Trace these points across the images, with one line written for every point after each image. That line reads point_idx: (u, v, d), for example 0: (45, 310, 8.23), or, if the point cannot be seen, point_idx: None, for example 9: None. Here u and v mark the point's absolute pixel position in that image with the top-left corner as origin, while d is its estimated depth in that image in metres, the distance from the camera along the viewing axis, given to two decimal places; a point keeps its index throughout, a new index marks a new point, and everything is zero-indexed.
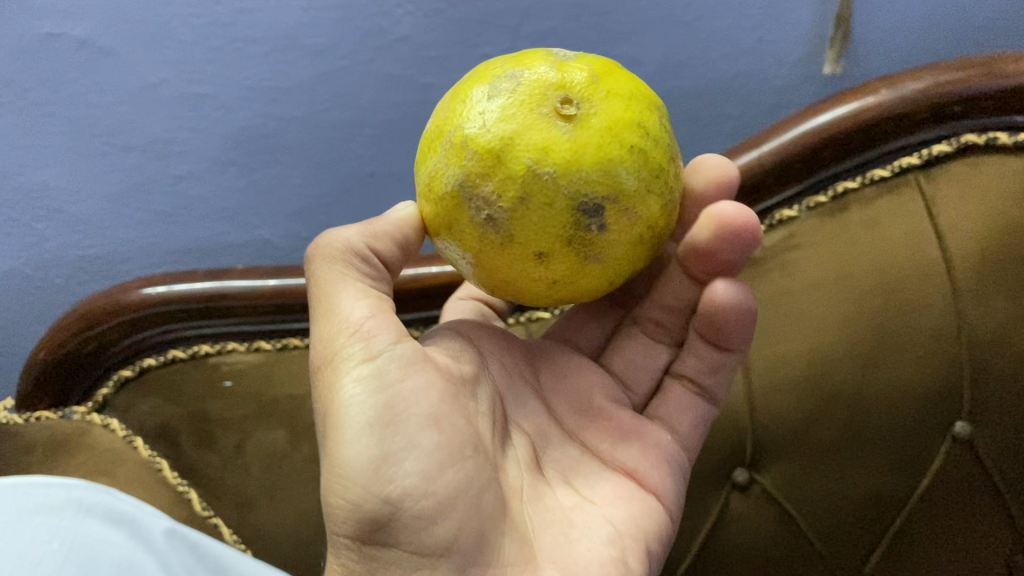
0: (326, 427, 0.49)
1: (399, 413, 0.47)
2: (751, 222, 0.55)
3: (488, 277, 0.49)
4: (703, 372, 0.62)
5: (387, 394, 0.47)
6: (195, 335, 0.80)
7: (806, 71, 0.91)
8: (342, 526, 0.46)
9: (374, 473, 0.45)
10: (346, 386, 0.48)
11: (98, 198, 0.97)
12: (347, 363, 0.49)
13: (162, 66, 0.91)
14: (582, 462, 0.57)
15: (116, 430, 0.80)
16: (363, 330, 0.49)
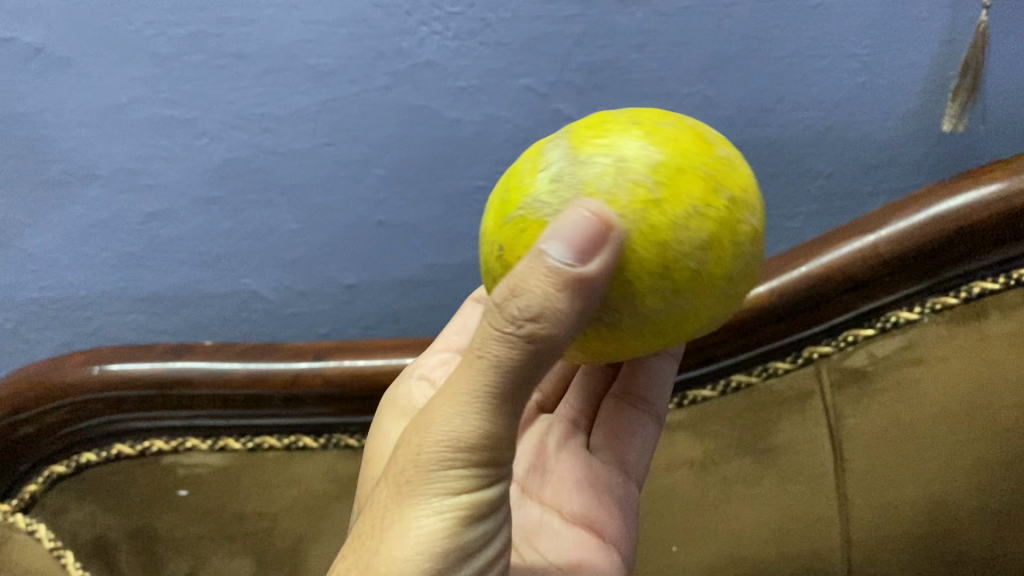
0: (367, 537, 0.35)
1: (465, 550, 0.35)
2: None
3: (707, 293, 0.34)
4: (644, 387, 0.55)
5: (472, 528, 0.35)
6: (148, 428, 0.64)
7: (916, 125, 0.75)
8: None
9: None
10: (451, 517, 0.34)
11: (55, 233, 0.81)
12: (443, 480, 0.34)
13: (133, 84, 0.75)
14: (543, 518, 0.49)
15: (43, 541, 0.64)
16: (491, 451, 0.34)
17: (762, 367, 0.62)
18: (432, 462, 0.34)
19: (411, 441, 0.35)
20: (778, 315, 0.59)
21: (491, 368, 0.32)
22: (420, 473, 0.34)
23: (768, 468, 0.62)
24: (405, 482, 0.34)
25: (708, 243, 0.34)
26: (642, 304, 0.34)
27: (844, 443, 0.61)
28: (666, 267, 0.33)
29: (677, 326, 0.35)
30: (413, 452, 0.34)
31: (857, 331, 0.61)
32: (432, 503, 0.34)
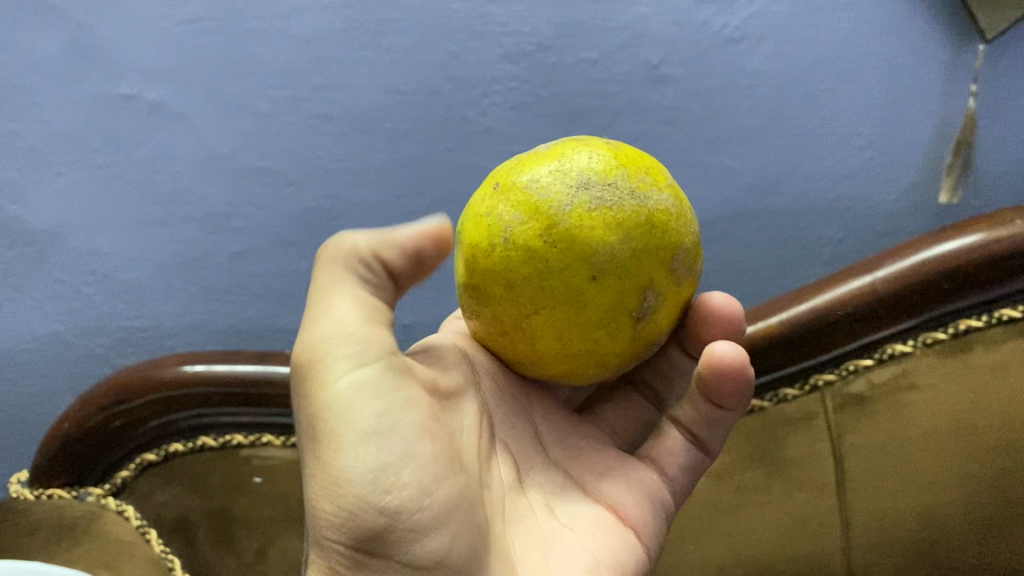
0: (311, 433, 0.40)
1: (392, 421, 0.40)
2: (745, 364, 0.49)
3: (656, 241, 0.42)
4: (701, 430, 0.54)
5: (385, 400, 0.40)
6: (230, 424, 0.74)
7: (916, 198, 0.84)
8: (335, 532, 0.39)
9: (372, 481, 0.39)
10: (364, 383, 0.40)
11: (151, 267, 0.91)
12: (343, 362, 0.40)
13: (235, 137, 0.87)
14: (564, 485, 0.51)
15: (130, 519, 0.72)
16: (377, 333, 0.41)
17: (773, 393, 0.71)
18: (342, 342, 0.40)
19: (328, 327, 0.41)
20: (787, 343, 0.69)
21: (367, 298, 0.42)
22: (335, 350, 0.40)
23: (777, 477, 0.70)
24: (331, 357, 0.40)
25: (651, 175, 0.44)
26: (611, 200, 0.42)
27: (846, 457, 0.69)
28: (642, 188, 0.43)
29: (645, 240, 0.42)
30: (331, 336, 0.40)
31: (858, 362, 0.69)
32: (352, 372, 0.40)
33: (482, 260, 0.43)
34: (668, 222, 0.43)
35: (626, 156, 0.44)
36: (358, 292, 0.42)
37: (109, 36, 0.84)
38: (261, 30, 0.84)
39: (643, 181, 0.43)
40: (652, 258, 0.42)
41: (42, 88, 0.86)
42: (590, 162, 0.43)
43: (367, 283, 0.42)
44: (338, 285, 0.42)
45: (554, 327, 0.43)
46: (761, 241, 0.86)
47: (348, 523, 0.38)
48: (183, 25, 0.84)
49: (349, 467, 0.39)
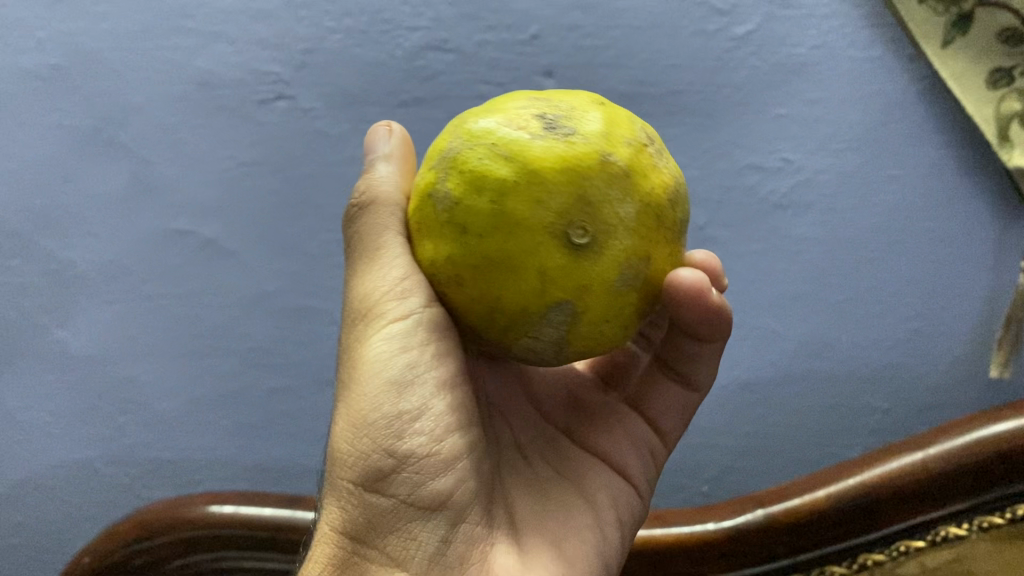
0: (349, 379, 0.47)
1: (415, 373, 0.46)
2: (702, 288, 0.46)
3: (520, 295, 0.43)
4: (684, 367, 0.58)
5: (412, 352, 0.46)
6: (253, 569, 0.72)
7: (966, 371, 0.82)
8: (345, 470, 0.45)
9: (388, 426, 0.45)
10: (396, 329, 0.46)
11: (185, 400, 0.91)
12: (381, 317, 0.47)
13: (282, 276, 0.88)
14: (544, 451, 0.57)
15: None
16: (414, 284, 0.46)
17: (819, 568, 0.68)
18: (370, 289, 0.47)
19: (362, 276, 0.48)
20: (836, 518, 0.67)
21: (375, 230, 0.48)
22: (369, 298, 0.48)
23: None
24: (365, 301, 0.48)
25: (604, 230, 0.42)
26: (539, 237, 0.42)
27: None
28: (561, 235, 0.42)
29: (545, 277, 0.42)
30: (366, 283, 0.48)
31: (909, 542, 0.66)
32: (377, 317, 0.47)
33: (433, 183, 0.45)
34: (553, 286, 0.42)
35: (601, 202, 0.42)
36: (372, 220, 0.49)
37: (171, 174, 0.88)
38: (318, 176, 0.88)
39: (586, 235, 0.42)
40: (510, 306, 0.43)
41: (99, 220, 0.89)
42: (555, 173, 0.42)
43: (369, 215, 0.49)
44: (369, 231, 0.49)
45: (457, 283, 0.44)
46: (809, 405, 0.82)
47: (363, 459, 0.45)
48: (242, 167, 0.88)
49: (373, 407, 0.45)
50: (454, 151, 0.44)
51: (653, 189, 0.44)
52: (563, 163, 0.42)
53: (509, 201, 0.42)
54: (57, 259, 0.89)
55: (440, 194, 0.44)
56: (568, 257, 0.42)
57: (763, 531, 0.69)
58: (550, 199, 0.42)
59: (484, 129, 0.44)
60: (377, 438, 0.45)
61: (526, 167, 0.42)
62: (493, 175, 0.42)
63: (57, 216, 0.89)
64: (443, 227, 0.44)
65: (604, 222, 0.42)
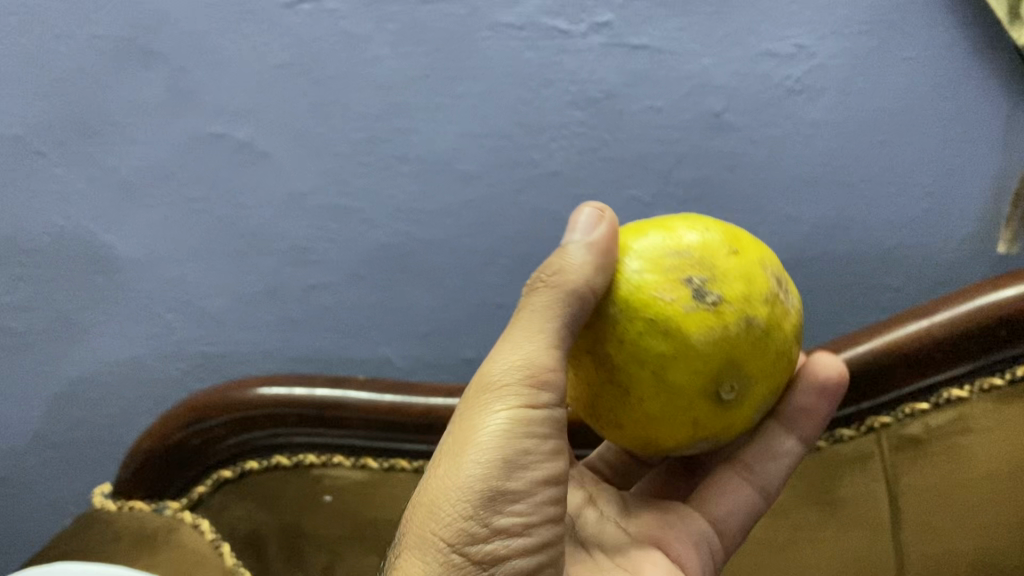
0: (454, 442, 0.47)
1: (526, 461, 0.46)
2: (842, 375, 0.56)
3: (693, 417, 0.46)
4: (756, 460, 0.59)
5: (533, 440, 0.46)
6: (303, 444, 0.77)
7: (974, 248, 0.86)
8: (445, 521, 0.44)
9: (493, 494, 0.45)
10: (527, 414, 0.46)
11: (230, 297, 0.97)
12: (512, 394, 0.47)
13: (316, 176, 0.92)
14: (612, 533, 0.57)
15: (205, 533, 0.75)
16: (551, 380, 0.47)
17: (831, 433, 0.72)
18: (520, 366, 0.47)
19: (515, 353, 0.47)
20: (845, 384, 0.71)
21: (552, 313, 0.47)
22: (514, 368, 0.47)
23: (833, 515, 0.71)
24: (510, 376, 0.47)
25: (744, 377, 0.46)
26: (691, 402, 0.45)
27: (903, 498, 0.69)
28: (708, 395, 0.45)
29: (691, 426, 0.46)
30: (516, 357, 0.47)
31: (914, 405, 0.70)
32: (514, 391, 0.47)
33: (595, 330, 0.47)
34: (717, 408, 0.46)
35: (740, 368, 0.45)
36: (546, 303, 0.47)
37: (202, 79, 0.89)
38: (344, 76, 0.89)
39: (731, 388, 0.45)
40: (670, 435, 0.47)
41: (136, 127, 0.91)
42: (713, 340, 0.44)
43: (546, 294, 0.48)
44: (533, 316, 0.47)
45: (607, 407, 0.47)
46: (817, 287, 0.89)
47: (463, 520, 0.44)
48: (272, 70, 0.89)
49: (481, 477, 0.45)
50: (615, 307, 0.46)
51: (780, 341, 0.47)
52: (719, 329, 0.44)
53: (668, 368, 0.44)
54: (102, 166, 0.93)
55: (611, 320, 0.46)
56: (712, 418, 0.46)
57: None
58: (708, 377, 0.44)
59: (636, 296, 0.46)
60: (481, 506, 0.45)
61: (686, 331, 0.44)
62: (651, 366, 0.44)
63: (95, 124, 0.92)
64: (606, 379, 0.47)
65: (736, 392, 0.46)
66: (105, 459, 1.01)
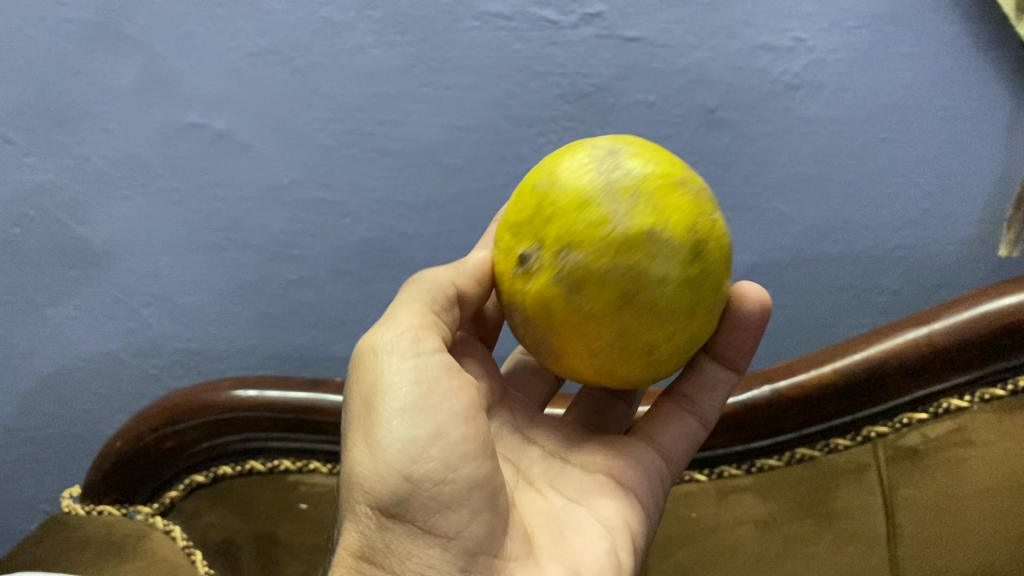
0: (358, 412, 0.47)
1: (429, 403, 0.45)
2: (765, 307, 0.55)
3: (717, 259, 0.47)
4: (693, 389, 0.59)
5: (425, 386, 0.46)
6: (278, 449, 0.75)
7: (974, 250, 0.84)
8: (366, 492, 0.44)
9: (403, 452, 0.44)
10: (415, 365, 0.46)
11: (207, 291, 0.93)
12: (398, 351, 0.47)
13: (296, 168, 0.89)
14: (558, 466, 0.54)
15: (176, 539, 0.72)
16: (431, 337, 0.48)
17: (825, 442, 0.70)
18: (396, 333, 0.47)
19: (392, 325, 0.48)
20: (841, 393, 0.67)
21: (415, 299, 0.49)
22: (393, 336, 0.47)
23: (826, 529, 0.68)
24: (388, 341, 0.47)
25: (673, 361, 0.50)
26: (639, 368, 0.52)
27: (899, 512, 0.67)
28: None
29: None
30: (391, 329, 0.48)
31: (912, 414, 0.68)
32: (399, 350, 0.47)
33: None
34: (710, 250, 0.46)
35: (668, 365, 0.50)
36: (410, 292, 0.50)
37: (178, 65, 0.86)
38: (325, 65, 0.86)
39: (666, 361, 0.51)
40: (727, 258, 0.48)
41: (109, 115, 0.88)
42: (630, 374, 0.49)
43: (413, 286, 0.50)
44: (402, 302, 0.50)
45: None
46: (812, 288, 0.86)
47: (383, 484, 0.44)
48: (250, 58, 0.86)
49: (390, 434, 0.44)
50: None
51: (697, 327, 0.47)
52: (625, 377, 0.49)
53: None
54: (73, 155, 0.89)
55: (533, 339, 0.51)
56: None
57: (766, 410, 0.69)
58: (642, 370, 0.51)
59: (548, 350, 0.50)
60: (395, 465, 0.44)
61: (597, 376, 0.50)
62: None
63: (66, 111, 0.88)
64: None
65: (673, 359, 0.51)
66: (78, 457, 0.98)
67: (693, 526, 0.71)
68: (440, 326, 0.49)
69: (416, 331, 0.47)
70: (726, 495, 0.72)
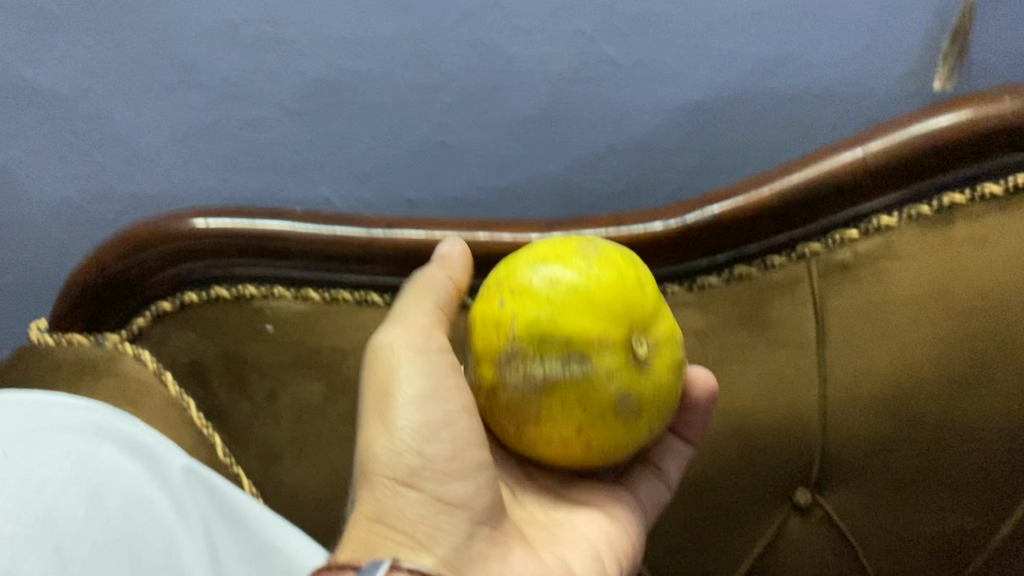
0: (374, 396, 0.55)
1: (439, 390, 0.55)
2: (710, 386, 0.64)
3: (563, 413, 0.50)
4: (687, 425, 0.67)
5: (436, 379, 0.55)
6: (244, 275, 0.75)
7: (913, 82, 0.86)
8: (384, 467, 0.53)
9: (416, 432, 0.54)
10: (426, 358, 0.56)
11: (161, 135, 0.93)
12: (409, 347, 0.56)
13: (245, 4, 0.83)
14: (552, 499, 0.63)
15: (147, 364, 0.75)
16: (435, 337, 0.57)
17: (762, 260, 0.72)
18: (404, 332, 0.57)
19: (402, 326, 0.57)
20: (779, 214, 0.69)
21: (415, 305, 0.59)
22: (405, 333, 0.57)
23: (761, 336, 0.72)
24: (398, 337, 0.57)
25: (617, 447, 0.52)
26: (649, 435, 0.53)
27: (828, 319, 0.71)
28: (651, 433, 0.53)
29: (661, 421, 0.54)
30: (402, 326, 0.58)
31: (845, 232, 0.70)
32: (411, 344, 0.56)
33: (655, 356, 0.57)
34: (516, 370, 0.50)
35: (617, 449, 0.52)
36: (409, 301, 0.60)
37: None
38: None
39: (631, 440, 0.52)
40: (594, 395, 0.49)
41: None
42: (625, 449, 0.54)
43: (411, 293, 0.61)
44: (407, 302, 0.60)
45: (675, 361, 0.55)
46: (756, 122, 0.89)
47: (399, 457, 0.53)
48: None
49: (410, 420, 0.54)
50: None
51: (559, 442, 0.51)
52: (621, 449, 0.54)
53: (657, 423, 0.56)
54: None
55: None
56: (645, 421, 0.51)
57: (700, 234, 0.71)
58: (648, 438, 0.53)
59: None
60: (414, 447, 0.53)
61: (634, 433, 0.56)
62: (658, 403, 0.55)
63: None
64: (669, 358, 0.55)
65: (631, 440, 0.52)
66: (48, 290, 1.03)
67: None
68: (437, 333, 0.58)
69: (417, 330, 0.57)
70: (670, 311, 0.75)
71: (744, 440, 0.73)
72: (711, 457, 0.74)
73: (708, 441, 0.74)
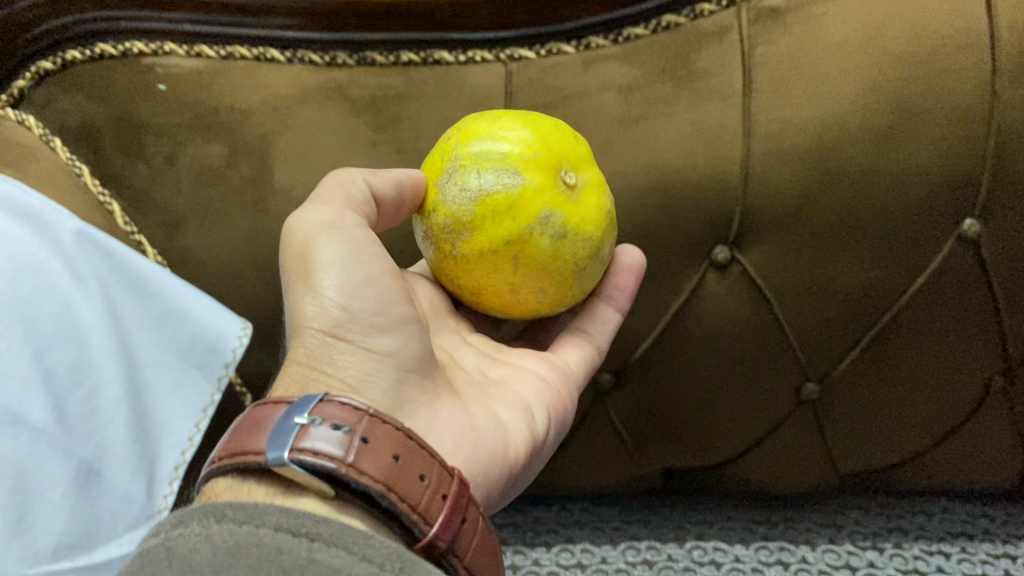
0: (297, 270, 0.51)
1: (359, 266, 0.51)
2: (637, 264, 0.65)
3: (491, 230, 0.52)
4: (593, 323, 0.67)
5: (354, 257, 0.51)
6: (128, 31, 0.68)
7: None
8: (313, 320, 0.50)
9: (340, 307, 0.50)
10: (347, 232, 0.51)
11: None
12: (329, 227, 0.51)
13: None
14: (489, 364, 0.63)
15: (31, 129, 0.68)
16: (355, 216, 0.52)
17: (691, 8, 0.67)
18: (323, 213, 0.52)
19: (321, 209, 0.52)
20: None
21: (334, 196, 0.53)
22: (326, 212, 0.52)
23: (686, 87, 0.67)
24: (318, 216, 0.51)
25: (518, 305, 0.56)
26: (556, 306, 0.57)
27: (757, 68, 0.66)
28: (559, 302, 0.57)
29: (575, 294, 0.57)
30: (320, 209, 0.52)
31: None
32: (332, 220, 0.51)
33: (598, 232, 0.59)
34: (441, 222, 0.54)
35: (520, 307, 0.56)
36: (330, 189, 0.53)
37: None
38: None
39: (532, 303, 0.56)
40: (521, 211, 0.52)
41: None
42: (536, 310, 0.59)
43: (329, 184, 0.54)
44: (328, 190, 0.53)
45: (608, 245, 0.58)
46: None
47: (329, 313, 0.50)
48: None
49: (333, 294, 0.50)
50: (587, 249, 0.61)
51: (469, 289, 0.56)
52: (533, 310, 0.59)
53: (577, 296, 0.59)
54: None
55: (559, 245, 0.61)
56: (546, 293, 0.55)
57: None
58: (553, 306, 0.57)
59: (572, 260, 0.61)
60: (342, 312, 0.50)
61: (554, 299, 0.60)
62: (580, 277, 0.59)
63: None
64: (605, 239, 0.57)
65: (533, 302, 0.56)
66: None
67: (559, 94, 0.69)
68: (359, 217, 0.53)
69: (338, 218, 0.51)
70: (593, 64, 0.68)
71: (665, 196, 0.69)
72: (631, 216, 0.70)
73: (626, 198, 0.69)
